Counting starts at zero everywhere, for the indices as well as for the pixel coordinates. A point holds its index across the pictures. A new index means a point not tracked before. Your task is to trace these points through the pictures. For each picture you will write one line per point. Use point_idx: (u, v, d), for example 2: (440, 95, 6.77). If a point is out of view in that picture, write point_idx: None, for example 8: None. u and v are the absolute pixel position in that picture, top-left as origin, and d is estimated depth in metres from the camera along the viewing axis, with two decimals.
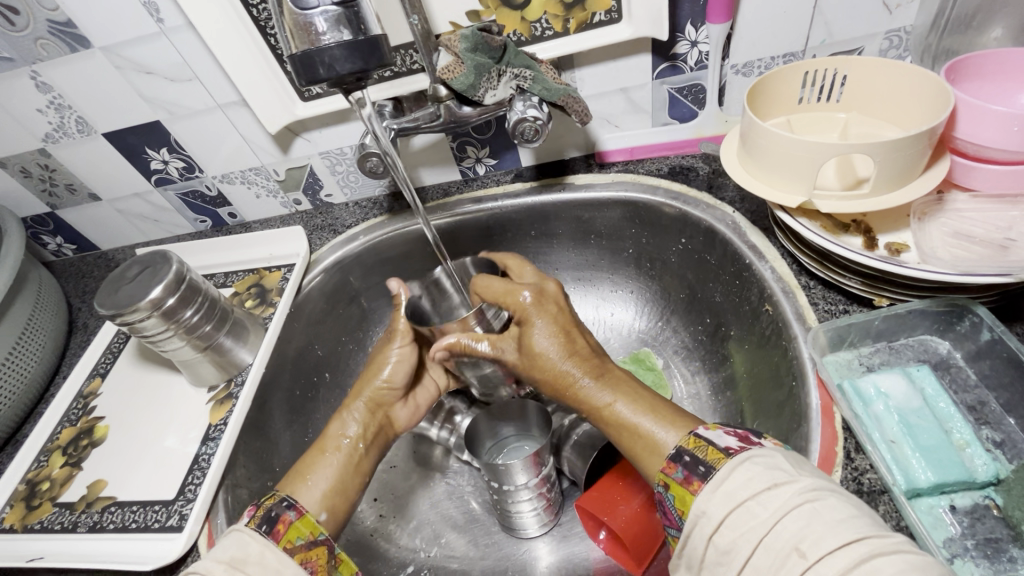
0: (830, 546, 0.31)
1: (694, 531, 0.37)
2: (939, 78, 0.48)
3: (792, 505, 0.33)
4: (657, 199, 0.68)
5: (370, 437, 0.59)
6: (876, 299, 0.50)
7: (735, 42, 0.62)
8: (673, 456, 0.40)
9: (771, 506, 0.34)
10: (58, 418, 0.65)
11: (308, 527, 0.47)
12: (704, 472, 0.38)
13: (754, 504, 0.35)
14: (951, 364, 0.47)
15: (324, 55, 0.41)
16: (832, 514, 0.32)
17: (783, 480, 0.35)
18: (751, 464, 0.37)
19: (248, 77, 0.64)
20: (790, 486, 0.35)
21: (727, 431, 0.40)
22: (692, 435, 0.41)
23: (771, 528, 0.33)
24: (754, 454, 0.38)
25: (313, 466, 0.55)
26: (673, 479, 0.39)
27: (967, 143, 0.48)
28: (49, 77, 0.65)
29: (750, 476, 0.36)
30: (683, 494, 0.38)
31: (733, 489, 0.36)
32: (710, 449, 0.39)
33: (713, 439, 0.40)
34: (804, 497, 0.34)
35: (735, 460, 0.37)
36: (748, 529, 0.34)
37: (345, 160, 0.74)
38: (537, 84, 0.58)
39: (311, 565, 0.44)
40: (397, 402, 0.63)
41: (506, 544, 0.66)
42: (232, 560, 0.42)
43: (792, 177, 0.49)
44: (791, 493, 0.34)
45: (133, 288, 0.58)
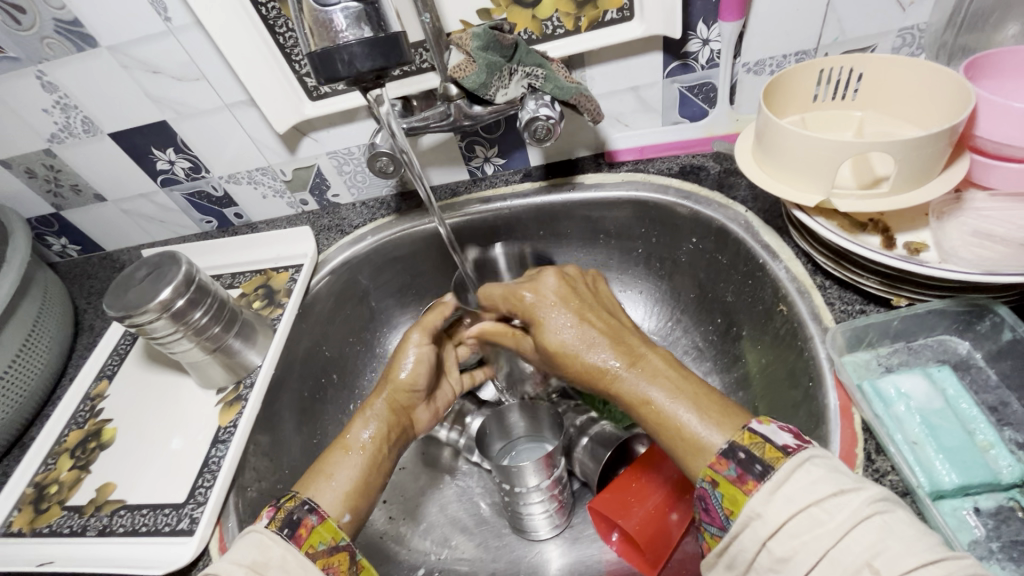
0: (904, 565, 0.30)
1: (744, 532, 0.36)
2: (959, 75, 0.48)
3: (861, 517, 0.33)
4: (668, 198, 0.68)
5: (391, 438, 0.59)
6: (894, 298, 0.50)
7: (747, 40, 0.62)
8: (725, 452, 0.39)
9: (836, 515, 0.33)
10: (65, 420, 0.65)
11: (331, 532, 0.46)
12: (760, 471, 0.37)
13: (818, 509, 0.34)
14: (971, 364, 0.47)
15: (343, 52, 0.40)
16: (905, 530, 0.32)
17: (848, 486, 0.34)
18: (813, 465, 0.36)
19: (256, 77, 0.63)
20: (857, 494, 0.34)
21: (782, 428, 0.40)
22: (747, 431, 0.40)
23: (838, 541, 0.32)
24: (814, 456, 0.37)
25: (332, 463, 0.54)
26: (724, 476, 0.39)
27: (986, 141, 0.47)
28: (55, 77, 0.64)
29: (812, 480, 0.35)
30: (735, 493, 0.37)
31: (793, 493, 0.35)
32: (768, 446, 0.38)
33: (769, 436, 0.39)
34: (872, 508, 0.33)
35: (795, 460, 0.37)
36: (812, 536, 0.33)
37: (353, 160, 0.74)
38: (549, 83, 0.58)
39: (331, 571, 0.44)
40: (418, 403, 0.64)
41: (517, 547, 0.66)
42: (254, 563, 0.42)
43: (809, 176, 0.49)
44: (858, 503, 0.33)
45: (143, 289, 0.57)
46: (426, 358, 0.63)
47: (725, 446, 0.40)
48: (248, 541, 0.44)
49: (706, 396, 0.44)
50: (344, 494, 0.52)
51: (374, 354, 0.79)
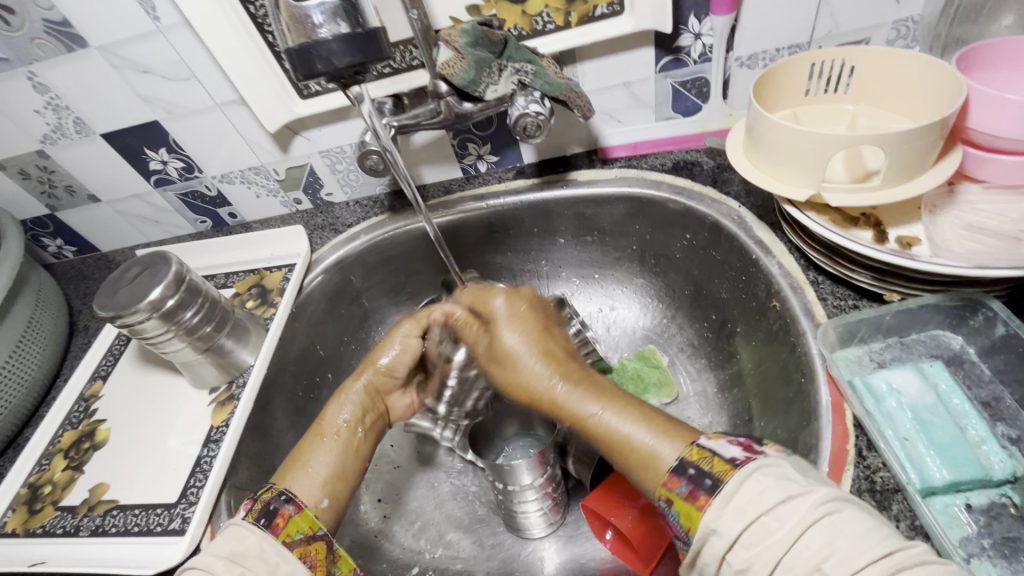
0: (854, 566, 0.30)
1: (704, 548, 0.35)
2: (950, 67, 0.47)
3: (811, 521, 0.32)
4: (661, 194, 0.67)
5: (367, 422, 0.59)
6: (887, 293, 0.49)
7: (739, 34, 0.61)
8: (676, 470, 0.39)
9: (785, 523, 0.32)
10: (59, 421, 0.65)
11: (308, 522, 0.47)
12: (710, 486, 0.36)
13: (769, 518, 0.33)
14: (964, 360, 0.46)
15: (321, 49, 0.40)
16: (851, 527, 0.31)
17: (797, 491, 0.33)
18: (762, 472, 0.35)
19: (245, 75, 0.63)
20: (804, 497, 0.33)
21: (730, 441, 0.39)
22: (695, 446, 0.39)
23: (789, 548, 0.32)
24: (765, 465, 0.36)
25: (310, 450, 0.54)
26: (676, 494, 0.38)
27: (979, 133, 0.47)
28: (46, 78, 0.64)
29: (761, 483, 0.35)
30: (689, 510, 0.37)
31: (744, 505, 0.34)
32: (716, 460, 0.37)
33: (717, 451, 0.38)
34: (822, 510, 0.32)
35: (745, 470, 0.36)
36: (765, 545, 0.32)
37: (345, 158, 0.74)
38: (539, 79, 0.57)
39: (309, 561, 0.44)
40: (395, 390, 0.63)
41: (512, 545, 0.66)
42: (231, 555, 0.42)
43: (800, 171, 0.48)
44: (810, 503, 0.33)
45: (132, 289, 0.57)
46: (414, 349, 0.61)
47: (676, 463, 0.39)
48: (226, 534, 0.44)
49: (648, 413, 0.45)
50: (323, 481, 0.52)
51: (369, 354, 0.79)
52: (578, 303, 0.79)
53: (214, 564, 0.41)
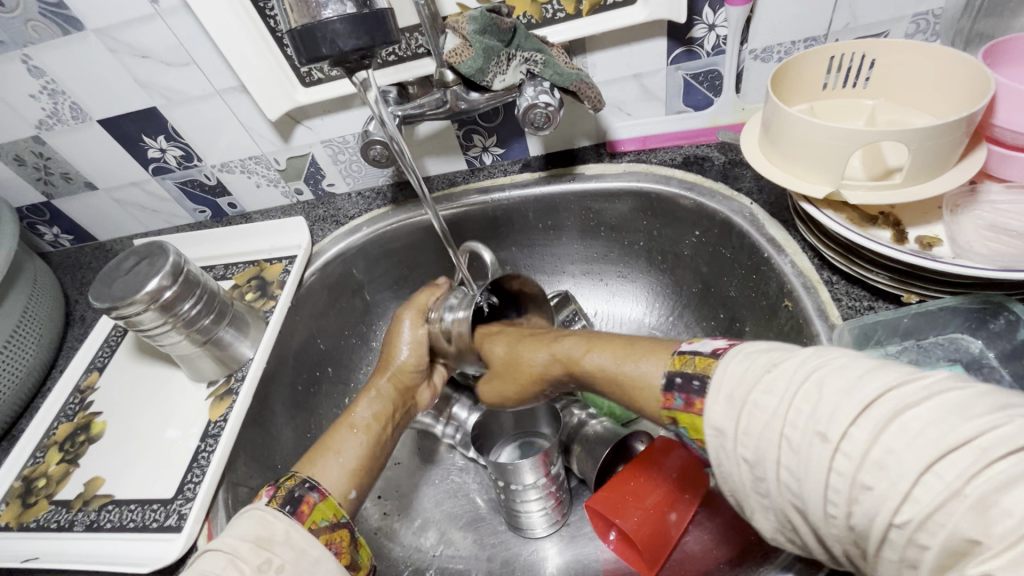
0: (845, 421, 0.29)
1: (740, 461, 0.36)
2: (977, 61, 0.46)
3: (800, 382, 0.32)
4: (671, 189, 0.66)
5: (395, 416, 0.61)
6: (905, 295, 0.48)
7: (755, 25, 0.59)
8: (667, 384, 0.40)
9: (776, 393, 0.33)
10: (55, 413, 0.64)
11: (331, 509, 0.47)
12: (699, 386, 0.38)
13: (758, 395, 0.34)
14: (984, 364, 0.45)
15: (326, 31, 0.39)
16: (838, 379, 0.31)
17: (780, 359, 0.35)
18: (744, 355, 0.36)
19: (245, 61, 0.61)
20: (788, 362, 0.34)
21: (714, 340, 0.41)
22: (678, 355, 0.41)
23: (781, 418, 0.32)
24: (746, 346, 0.38)
25: (339, 441, 0.55)
26: (676, 409, 0.39)
27: (1005, 131, 0.45)
28: (41, 61, 0.62)
29: (747, 365, 0.36)
30: (692, 419, 0.38)
31: (733, 390, 0.35)
32: (698, 358, 0.39)
33: (696, 352, 0.40)
34: (807, 369, 0.33)
35: (722, 359, 0.38)
36: (764, 424, 0.33)
37: (348, 149, 0.72)
38: (549, 69, 0.56)
39: (335, 547, 0.44)
40: (420, 383, 0.65)
41: (514, 544, 0.65)
42: (258, 539, 0.41)
43: (819, 168, 0.47)
44: (792, 371, 0.33)
45: (129, 280, 0.56)
46: (424, 339, 0.63)
47: (665, 379, 0.41)
48: (247, 518, 0.43)
49: (639, 341, 0.48)
50: (349, 471, 0.53)
51: (369, 348, 0.78)
52: (583, 299, 0.78)
53: (240, 547, 0.40)
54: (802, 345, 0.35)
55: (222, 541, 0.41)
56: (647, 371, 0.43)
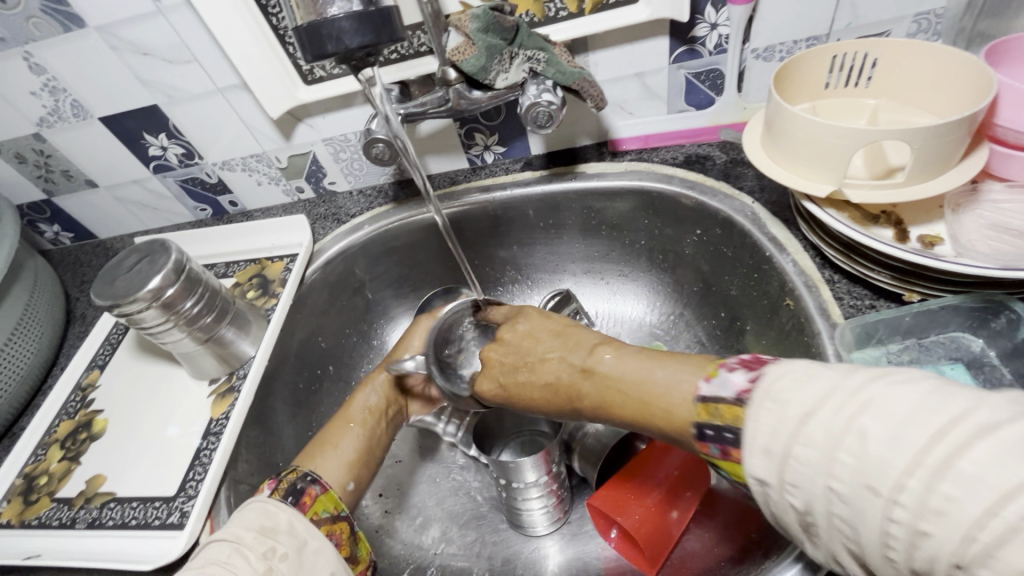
0: (896, 470, 0.27)
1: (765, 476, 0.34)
2: (980, 61, 0.46)
3: (843, 428, 0.29)
4: (672, 188, 0.66)
5: (389, 411, 0.62)
6: (907, 294, 0.48)
7: (757, 25, 0.59)
8: (697, 435, 0.36)
9: (818, 445, 0.30)
10: (56, 410, 0.64)
11: (333, 502, 0.47)
12: (734, 439, 0.34)
13: (800, 448, 0.30)
14: (984, 363, 0.45)
15: (331, 27, 0.39)
16: (882, 426, 0.28)
17: (812, 404, 0.31)
18: (773, 400, 0.32)
19: (247, 59, 0.61)
20: (824, 406, 0.30)
21: (731, 373, 0.36)
22: (700, 403, 0.36)
23: (829, 472, 0.29)
24: (769, 383, 0.33)
25: (338, 435, 0.56)
26: (711, 458, 0.36)
27: (1008, 130, 0.46)
28: (42, 58, 0.62)
29: (778, 416, 0.32)
30: (733, 469, 0.35)
31: (771, 446, 0.32)
32: (724, 407, 0.35)
33: (718, 395, 0.35)
34: (848, 412, 0.29)
35: (751, 406, 0.33)
36: (809, 479, 0.30)
37: (350, 147, 0.72)
38: (552, 67, 0.56)
39: (336, 538, 0.45)
40: (415, 386, 0.66)
41: (515, 542, 0.65)
42: (262, 529, 0.41)
43: (821, 167, 0.47)
44: (828, 414, 0.30)
45: (131, 278, 0.56)
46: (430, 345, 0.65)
47: (694, 429, 0.37)
48: (250, 511, 0.43)
49: (651, 374, 0.41)
50: (347, 462, 0.54)
51: (370, 346, 0.78)
52: (585, 298, 0.78)
53: (245, 535, 0.40)
54: (833, 369, 0.32)
55: (227, 530, 0.41)
56: (674, 420, 0.38)
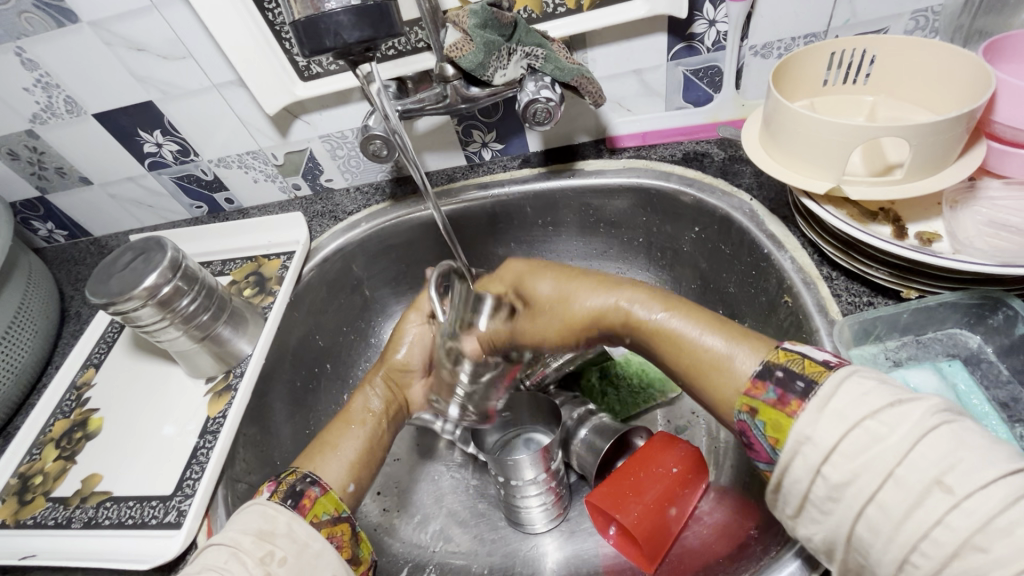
0: (981, 480, 0.29)
1: (793, 463, 0.34)
2: (978, 58, 0.46)
3: (929, 426, 0.31)
4: (671, 185, 0.66)
5: (390, 413, 0.60)
6: (904, 290, 0.47)
7: (755, 21, 0.59)
8: (763, 373, 0.38)
9: (896, 429, 0.31)
10: (50, 409, 0.63)
11: (333, 503, 0.46)
12: (803, 388, 0.36)
13: (873, 421, 0.32)
14: (982, 359, 0.46)
15: (329, 22, 0.38)
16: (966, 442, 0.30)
17: (906, 398, 0.33)
18: (859, 376, 0.35)
19: (243, 54, 0.61)
20: (914, 405, 0.32)
21: (821, 348, 0.38)
22: (782, 350, 0.39)
23: (903, 458, 0.31)
24: (857, 368, 0.35)
25: (338, 435, 0.55)
26: (763, 401, 0.38)
27: (1005, 127, 0.46)
28: (35, 54, 0.62)
29: (865, 388, 0.34)
30: (777, 418, 0.36)
31: (844, 409, 0.33)
32: (810, 363, 0.37)
33: (806, 352, 0.38)
34: (940, 418, 0.31)
35: (839, 371, 0.35)
36: (871, 454, 0.31)
37: (347, 144, 0.71)
38: (550, 63, 0.56)
39: (336, 541, 0.44)
40: (415, 381, 0.64)
41: (514, 540, 0.65)
42: (261, 533, 0.41)
43: (819, 163, 0.47)
44: (921, 415, 0.32)
45: (126, 275, 0.55)
46: (424, 338, 0.63)
47: (761, 367, 0.39)
48: (251, 513, 0.43)
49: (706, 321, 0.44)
50: (349, 463, 0.53)
51: (368, 344, 0.77)
52: None
53: (242, 540, 0.40)
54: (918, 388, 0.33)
55: (225, 535, 0.41)
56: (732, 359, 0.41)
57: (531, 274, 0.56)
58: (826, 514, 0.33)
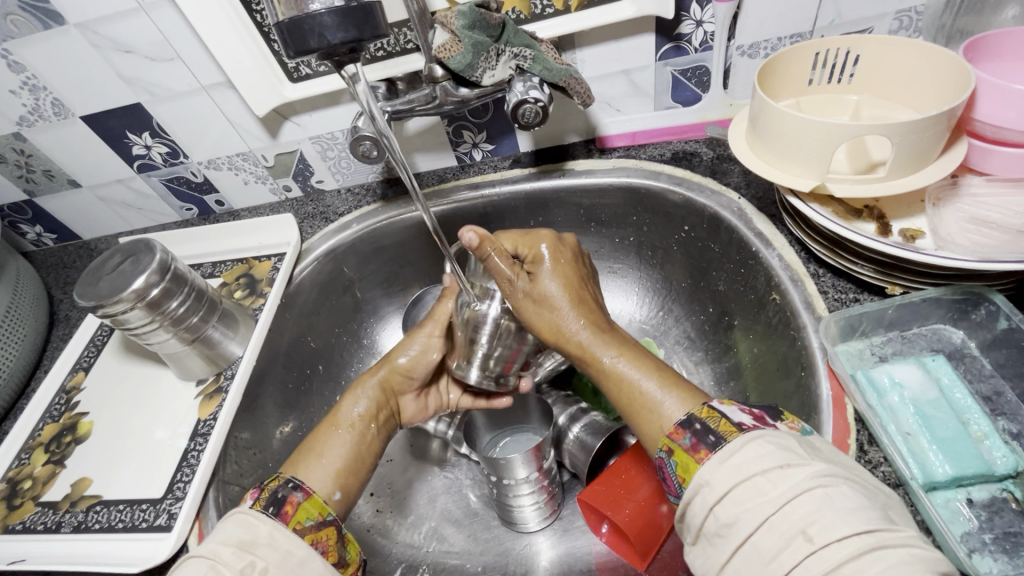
0: (838, 534, 0.30)
1: (693, 500, 0.36)
2: (959, 57, 0.47)
3: (804, 488, 0.32)
4: (660, 184, 0.66)
5: (380, 419, 0.60)
6: (889, 286, 0.48)
7: (742, 21, 0.60)
8: (683, 423, 0.39)
9: (780, 486, 0.33)
10: (40, 414, 0.63)
11: (316, 508, 0.47)
12: (712, 442, 0.37)
13: (757, 479, 0.33)
14: (965, 354, 0.46)
15: (314, 23, 0.38)
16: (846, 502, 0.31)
17: (794, 461, 0.34)
18: (760, 440, 0.35)
19: (232, 56, 0.61)
20: (801, 468, 0.33)
21: (741, 409, 0.39)
22: (706, 406, 0.40)
23: (779, 508, 0.32)
24: (767, 433, 0.36)
25: (325, 443, 0.55)
26: (678, 445, 0.39)
27: (985, 125, 0.46)
28: (21, 56, 0.61)
29: (762, 451, 0.35)
30: (687, 461, 0.37)
31: (742, 462, 0.34)
32: (724, 424, 0.37)
33: (727, 413, 0.39)
34: (817, 481, 0.33)
35: (749, 434, 0.36)
36: (744, 510, 0.33)
37: (337, 145, 0.71)
38: (538, 64, 0.56)
39: (321, 546, 0.44)
40: (408, 393, 0.64)
41: (506, 539, 0.65)
42: (241, 542, 0.41)
43: (804, 160, 0.47)
44: (802, 476, 0.33)
45: (114, 278, 0.55)
46: (431, 349, 0.61)
47: (685, 418, 0.40)
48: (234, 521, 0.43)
49: (650, 376, 0.44)
50: (334, 472, 0.53)
51: (360, 346, 0.77)
52: None
53: (223, 552, 0.40)
54: None
55: (207, 546, 0.41)
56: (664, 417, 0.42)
57: (551, 266, 0.50)
58: (712, 545, 0.35)
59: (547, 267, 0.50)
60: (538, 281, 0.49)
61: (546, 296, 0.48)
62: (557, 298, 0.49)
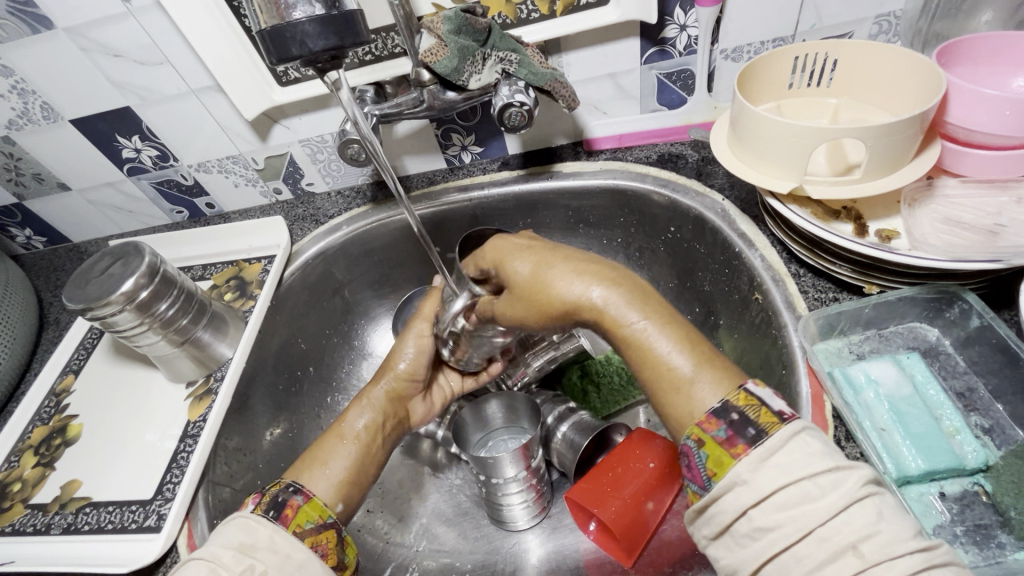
0: (891, 552, 0.30)
1: (724, 496, 0.35)
2: (932, 62, 0.48)
3: (855, 497, 0.32)
4: (646, 186, 0.67)
5: (385, 428, 0.60)
6: (866, 286, 0.49)
7: (725, 26, 0.61)
8: (717, 411, 0.37)
9: (828, 494, 0.32)
10: (29, 417, 0.63)
11: (317, 511, 0.47)
12: (754, 436, 0.35)
13: (806, 483, 0.33)
14: (940, 351, 0.48)
15: (295, 31, 0.39)
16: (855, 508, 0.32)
17: (843, 464, 0.33)
18: (809, 435, 0.34)
19: (220, 60, 0.61)
20: (850, 473, 0.33)
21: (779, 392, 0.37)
22: (742, 392, 0.37)
23: (828, 519, 0.31)
24: (810, 426, 0.35)
25: (328, 452, 0.55)
26: (711, 436, 0.37)
27: (958, 128, 0.48)
28: (10, 61, 0.62)
29: (808, 449, 0.34)
30: (720, 455, 0.36)
31: (788, 465, 0.33)
32: (764, 413, 0.36)
33: (766, 399, 0.37)
34: (866, 489, 0.32)
35: (794, 428, 0.35)
36: (789, 521, 0.32)
37: (326, 148, 0.72)
38: (524, 68, 0.57)
39: (321, 549, 0.45)
40: (415, 396, 0.63)
41: (495, 537, 0.66)
42: (240, 546, 0.42)
43: (783, 163, 0.48)
44: (852, 484, 0.32)
45: (103, 281, 0.55)
46: (427, 350, 0.61)
47: (720, 406, 0.37)
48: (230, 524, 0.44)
49: (681, 346, 0.41)
50: (337, 483, 0.53)
51: (351, 347, 0.78)
52: None
53: (222, 554, 0.40)
54: None
55: (206, 548, 0.41)
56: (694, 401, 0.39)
57: (516, 254, 0.51)
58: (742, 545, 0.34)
59: (508, 253, 0.51)
60: (510, 269, 0.50)
61: (523, 282, 0.49)
62: (553, 266, 0.48)
